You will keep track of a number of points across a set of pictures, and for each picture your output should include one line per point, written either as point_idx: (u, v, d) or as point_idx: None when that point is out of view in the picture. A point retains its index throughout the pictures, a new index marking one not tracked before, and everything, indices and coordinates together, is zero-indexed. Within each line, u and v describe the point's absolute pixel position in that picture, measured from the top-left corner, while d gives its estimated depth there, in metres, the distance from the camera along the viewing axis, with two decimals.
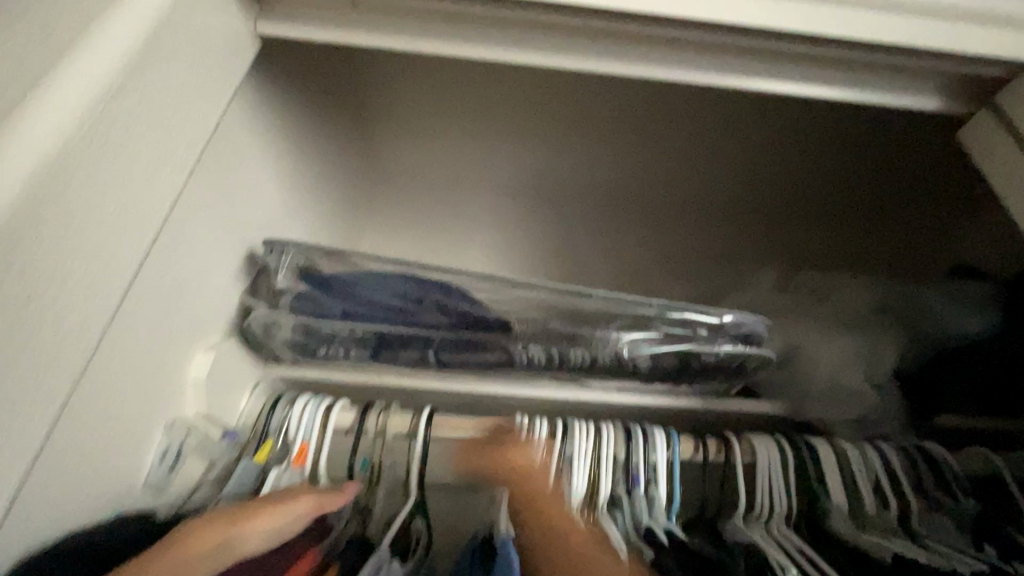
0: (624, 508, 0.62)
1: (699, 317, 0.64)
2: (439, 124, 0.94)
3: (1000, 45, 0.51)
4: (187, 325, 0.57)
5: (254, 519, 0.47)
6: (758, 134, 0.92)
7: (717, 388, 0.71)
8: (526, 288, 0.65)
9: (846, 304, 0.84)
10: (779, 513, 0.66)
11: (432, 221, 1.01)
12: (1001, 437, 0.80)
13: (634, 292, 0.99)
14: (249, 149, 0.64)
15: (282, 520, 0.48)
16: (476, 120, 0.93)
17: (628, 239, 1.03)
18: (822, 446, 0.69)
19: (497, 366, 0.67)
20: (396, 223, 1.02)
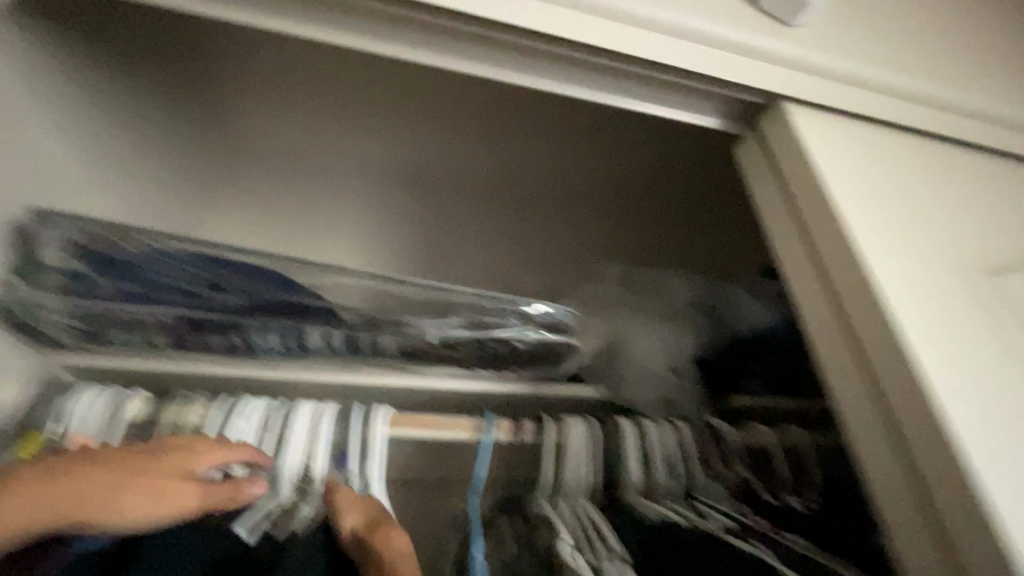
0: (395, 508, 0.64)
1: (508, 306, 0.68)
2: (292, 98, 0.91)
3: (738, 76, 0.60)
4: None
5: (124, 506, 0.47)
6: (595, 138, 1.00)
7: (536, 374, 0.74)
8: (343, 272, 0.65)
9: (665, 298, 0.93)
10: (580, 488, 0.72)
11: (288, 207, 1.00)
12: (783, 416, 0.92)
13: (488, 283, 1.03)
14: (20, 106, 0.58)
15: (152, 512, 0.48)
16: (331, 101, 0.92)
17: (485, 234, 1.05)
18: (626, 426, 0.76)
19: (315, 353, 0.67)
20: (246, 207, 0.98)
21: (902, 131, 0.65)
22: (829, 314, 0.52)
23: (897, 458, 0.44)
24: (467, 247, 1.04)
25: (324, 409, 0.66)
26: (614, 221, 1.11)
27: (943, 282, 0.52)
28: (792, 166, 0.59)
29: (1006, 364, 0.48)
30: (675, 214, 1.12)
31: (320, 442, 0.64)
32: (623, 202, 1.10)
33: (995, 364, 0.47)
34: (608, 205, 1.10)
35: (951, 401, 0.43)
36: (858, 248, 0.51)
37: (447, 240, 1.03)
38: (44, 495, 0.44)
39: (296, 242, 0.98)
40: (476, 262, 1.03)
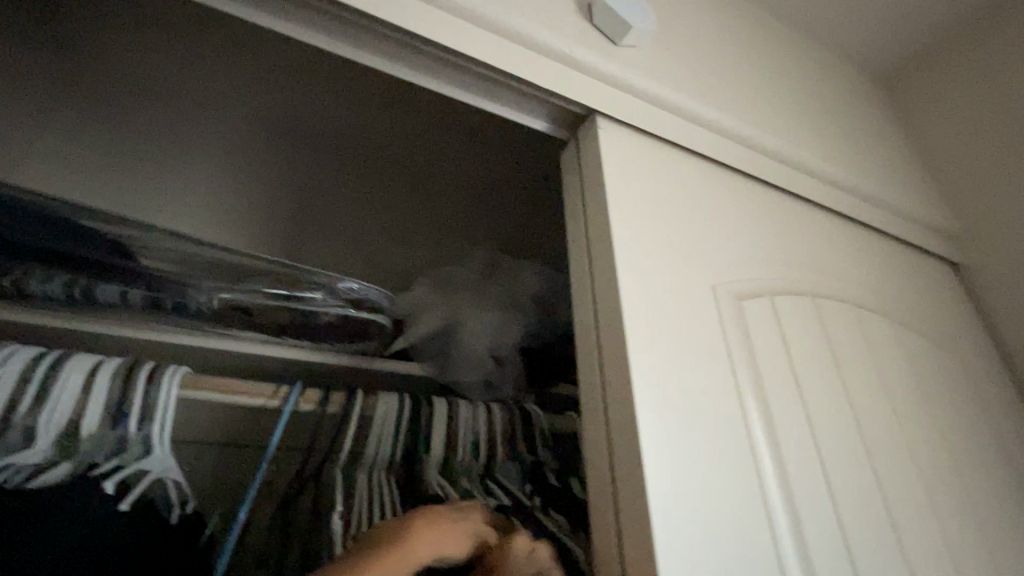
0: (166, 486, 0.61)
1: (313, 278, 0.69)
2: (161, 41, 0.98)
3: (554, 82, 0.62)
4: None
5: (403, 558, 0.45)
6: (449, 119, 1.08)
7: (353, 348, 0.76)
8: (138, 228, 0.64)
9: (510, 287, 0.97)
10: (380, 461, 0.74)
11: (134, 143, 0.97)
12: None
13: (342, 251, 1.03)
14: None
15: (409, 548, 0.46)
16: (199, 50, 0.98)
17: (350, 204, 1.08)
18: (439, 405, 0.79)
19: (101, 307, 0.64)
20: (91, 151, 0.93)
21: (706, 157, 0.70)
22: (590, 321, 0.56)
23: (604, 457, 0.50)
24: (326, 214, 1.05)
25: (102, 366, 0.63)
26: (474, 206, 1.17)
27: (691, 303, 0.57)
28: (591, 177, 0.62)
29: (717, 382, 0.54)
30: (531, 207, 1.20)
31: (91, 398, 0.60)
32: (478, 190, 1.18)
33: (707, 381, 0.54)
34: (468, 191, 1.17)
35: (650, 411, 0.49)
36: (619, 262, 0.55)
37: (305, 203, 1.04)
38: None
39: (137, 182, 0.94)
40: (334, 229, 1.04)
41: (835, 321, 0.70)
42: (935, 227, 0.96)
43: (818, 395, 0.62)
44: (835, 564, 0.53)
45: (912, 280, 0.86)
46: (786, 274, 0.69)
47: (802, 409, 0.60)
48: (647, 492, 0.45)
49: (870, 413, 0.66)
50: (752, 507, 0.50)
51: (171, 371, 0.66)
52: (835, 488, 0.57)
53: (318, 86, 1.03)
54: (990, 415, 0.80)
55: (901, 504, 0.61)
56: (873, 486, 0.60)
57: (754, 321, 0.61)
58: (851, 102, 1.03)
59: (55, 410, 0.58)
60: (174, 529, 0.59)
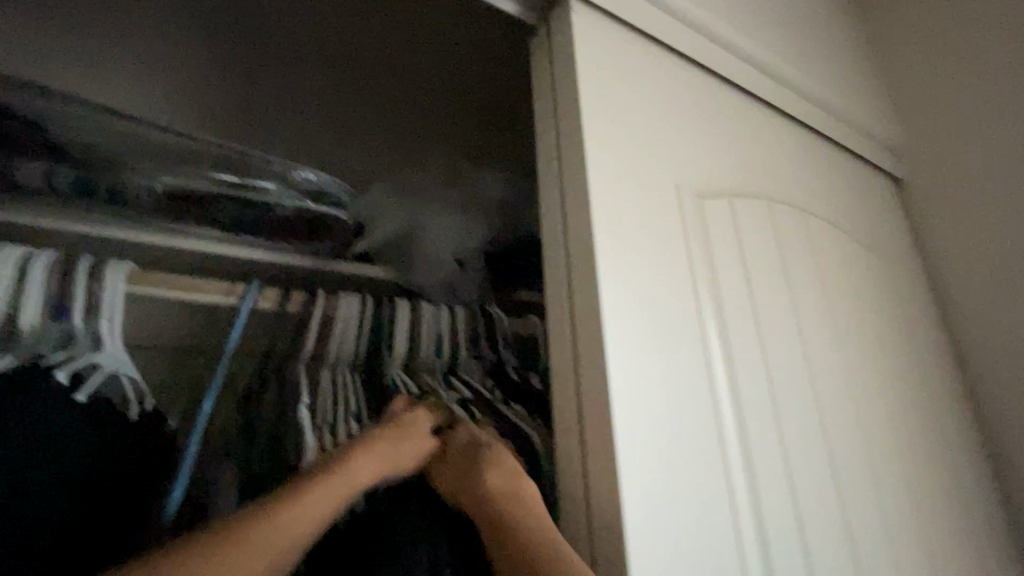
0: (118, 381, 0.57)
1: (263, 166, 0.65)
2: None
3: None
4: None
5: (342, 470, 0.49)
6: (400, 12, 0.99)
7: (312, 249, 0.73)
8: (54, 95, 0.57)
9: (472, 191, 0.94)
10: (343, 359, 0.74)
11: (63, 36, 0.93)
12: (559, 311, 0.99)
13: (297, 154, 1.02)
14: None
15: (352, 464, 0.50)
16: None
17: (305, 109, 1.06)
18: (402, 306, 0.79)
19: (28, 192, 0.60)
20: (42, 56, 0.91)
21: (672, 53, 0.69)
22: (557, 216, 0.56)
23: (567, 344, 0.52)
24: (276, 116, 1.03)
25: (34, 259, 0.58)
26: (433, 109, 1.13)
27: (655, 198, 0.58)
28: (559, 66, 0.60)
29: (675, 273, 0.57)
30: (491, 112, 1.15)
31: (28, 289, 0.57)
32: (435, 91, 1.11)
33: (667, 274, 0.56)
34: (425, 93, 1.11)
35: (612, 299, 0.51)
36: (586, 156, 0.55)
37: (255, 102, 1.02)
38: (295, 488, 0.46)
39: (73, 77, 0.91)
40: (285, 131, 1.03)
41: (786, 224, 0.73)
42: (884, 140, 0.99)
43: (765, 290, 0.67)
44: (766, 433, 0.59)
45: (857, 189, 0.91)
46: (745, 176, 0.71)
47: (750, 302, 0.64)
48: (606, 371, 0.48)
49: (808, 308, 0.72)
50: (700, 385, 0.55)
51: (113, 266, 0.62)
52: (772, 372, 0.63)
53: None
54: (907, 312, 0.89)
55: (825, 385, 0.69)
56: (803, 369, 0.67)
57: (713, 218, 0.63)
58: (818, 8, 1.02)
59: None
60: (130, 426, 0.56)
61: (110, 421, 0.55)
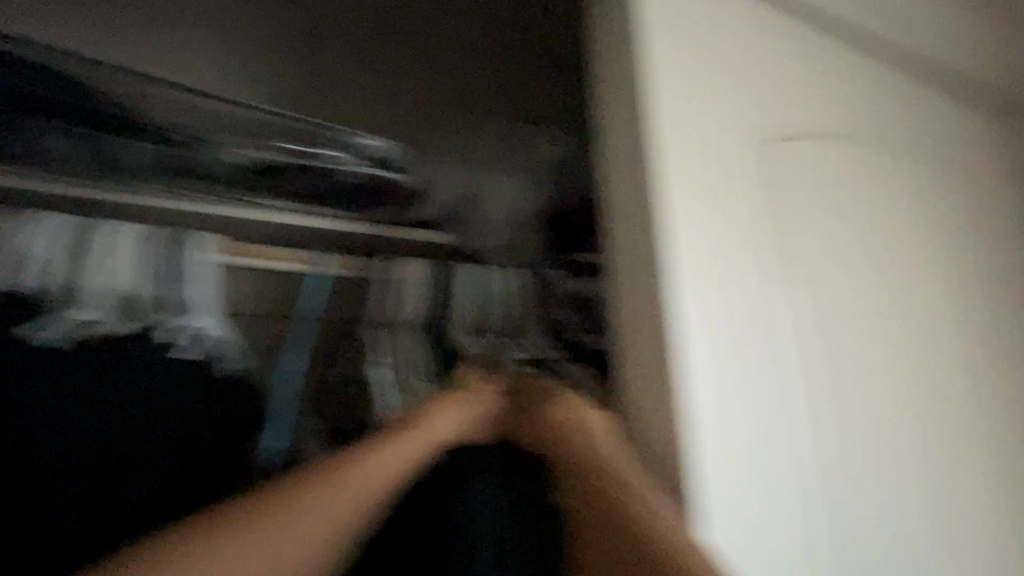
0: (219, 344, 0.64)
1: (331, 134, 0.69)
2: None
3: None
4: None
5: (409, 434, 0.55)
6: None
7: (378, 216, 0.76)
8: (149, 80, 0.63)
9: (534, 152, 0.89)
10: (409, 324, 0.74)
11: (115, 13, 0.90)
12: None
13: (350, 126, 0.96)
14: None
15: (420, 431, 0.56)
16: None
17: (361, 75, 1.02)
18: (465, 272, 0.78)
19: (129, 169, 0.66)
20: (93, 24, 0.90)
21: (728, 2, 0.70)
22: None
23: None
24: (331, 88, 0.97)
25: (142, 235, 0.65)
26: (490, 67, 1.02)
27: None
28: None
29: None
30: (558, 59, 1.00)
31: (140, 263, 0.64)
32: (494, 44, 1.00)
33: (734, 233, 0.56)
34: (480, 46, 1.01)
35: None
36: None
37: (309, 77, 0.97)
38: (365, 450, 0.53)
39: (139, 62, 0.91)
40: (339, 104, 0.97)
41: (855, 164, 0.73)
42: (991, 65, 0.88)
43: (834, 237, 0.69)
44: (826, 375, 0.64)
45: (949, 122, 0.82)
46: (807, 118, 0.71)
47: (817, 250, 0.68)
48: None
49: (881, 249, 0.72)
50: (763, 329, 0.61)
51: (204, 237, 0.67)
52: (840, 317, 0.67)
53: None
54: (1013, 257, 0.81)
55: (897, 327, 0.70)
56: (872, 314, 0.69)
57: (775, 167, 0.67)
58: None
59: (111, 274, 0.62)
60: (242, 379, 0.64)
61: (232, 375, 0.63)
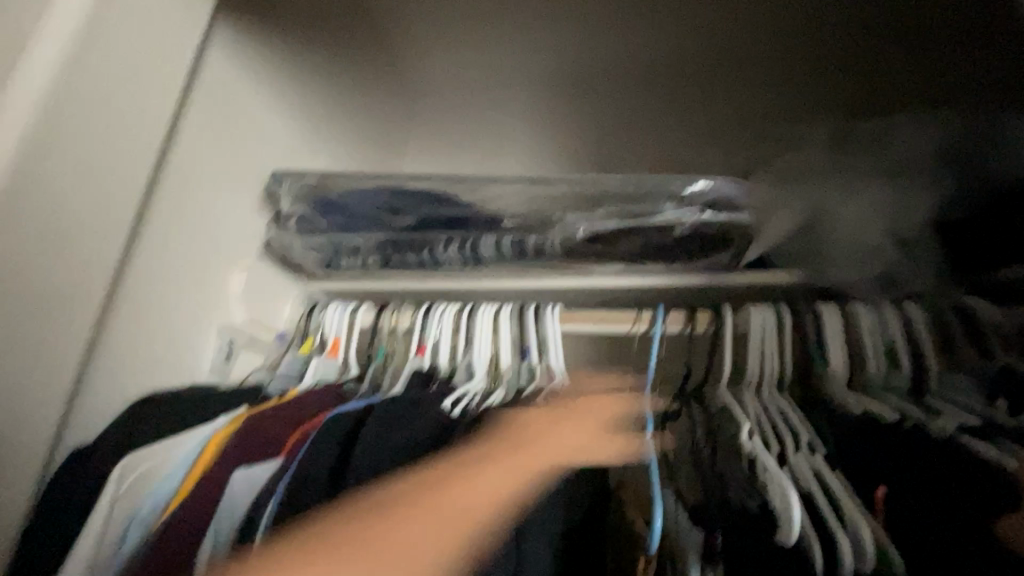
0: None
1: (667, 189, 0.65)
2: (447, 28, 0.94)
3: None
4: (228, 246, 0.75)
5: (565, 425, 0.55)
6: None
7: (715, 262, 0.71)
8: (503, 181, 0.68)
9: (897, 149, 0.69)
10: (768, 376, 0.65)
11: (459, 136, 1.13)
12: None
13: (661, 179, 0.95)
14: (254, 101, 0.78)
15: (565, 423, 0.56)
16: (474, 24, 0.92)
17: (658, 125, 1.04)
18: (829, 313, 0.66)
19: (485, 260, 0.75)
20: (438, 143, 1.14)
21: None
22: None
23: None
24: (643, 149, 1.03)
25: (503, 312, 0.73)
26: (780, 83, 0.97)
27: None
28: None
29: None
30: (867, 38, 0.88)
31: (504, 338, 0.72)
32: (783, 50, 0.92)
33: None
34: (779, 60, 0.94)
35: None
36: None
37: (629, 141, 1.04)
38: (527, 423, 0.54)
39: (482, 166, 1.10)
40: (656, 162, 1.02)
41: None
42: None
43: None
44: None
45: None
46: None
47: None
48: None
49: None
50: None
51: (549, 310, 0.72)
52: None
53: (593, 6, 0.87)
54: None
55: None
56: None
57: None
58: None
59: (483, 351, 0.71)
60: None
61: None
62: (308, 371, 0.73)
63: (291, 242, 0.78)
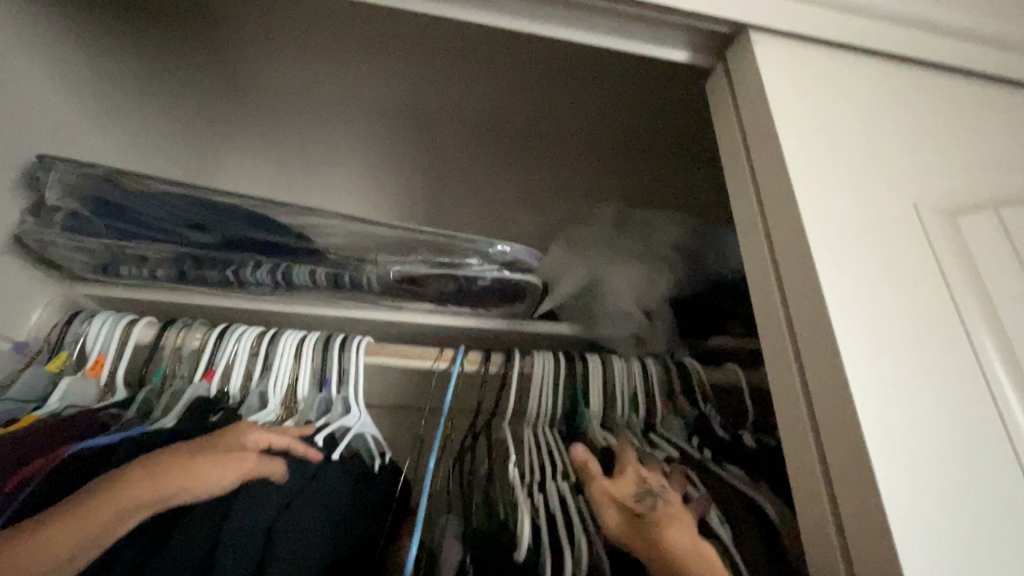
0: (366, 443, 0.67)
1: (470, 245, 0.72)
2: (293, 45, 0.96)
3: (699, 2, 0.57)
4: None
5: (203, 477, 0.48)
6: (554, 88, 1.00)
7: (512, 312, 0.80)
8: (320, 215, 0.71)
9: (654, 238, 0.90)
10: (542, 417, 0.76)
11: (289, 156, 1.05)
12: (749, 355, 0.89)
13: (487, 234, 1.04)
14: (27, 74, 0.68)
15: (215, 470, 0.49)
16: (320, 48, 0.95)
17: (487, 181, 1.10)
18: (593, 363, 0.79)
19: (300, 287, 0.74)
20: (252, 150, 1.04)
21: (879, 58, 0.61)
22: (763, 254, 0.53)
23: (798, 392, 0.47)
24: (473, 202, 1.07)
25: (307, 340, 0.72)
26: (594, 168, 1.13)
27: (882, 211, 0.51)
28: (754, 108, 0.57)
29: (922, 281, 0.49)
30: (637, 150, 1.13)
31: (304, 367, 0.71)
32: (591, 141, 1.11)
33: (910, 292, 0.48)
34: (586, 146, 1.12)
35: (848, 329, 0.45)
36: (795, 176, 0.51)
37: (457, 189, 1.08)
38: (164, 470, 0.48)
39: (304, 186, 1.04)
40: (481, 215, 1.07)
41: None
42: None
43: None
44: None
45: None
46: (1009, 177, 0.56)
47: None
48: (873, 451, 0.40)
49: None
50: (973, 410, 0.44)
51: (354, 343, 0.73)
52: None
53: (430, 65, 0.98)
54: None
55: None
56: None
57: (972, 237, 0.52)
58: None
59: (280, 376, 0.70)
60: (388, 484, 0.62)
61: (375, 478, 0.61)
62: (55, 391, 0.63)
63: (55, 241, 0.68)
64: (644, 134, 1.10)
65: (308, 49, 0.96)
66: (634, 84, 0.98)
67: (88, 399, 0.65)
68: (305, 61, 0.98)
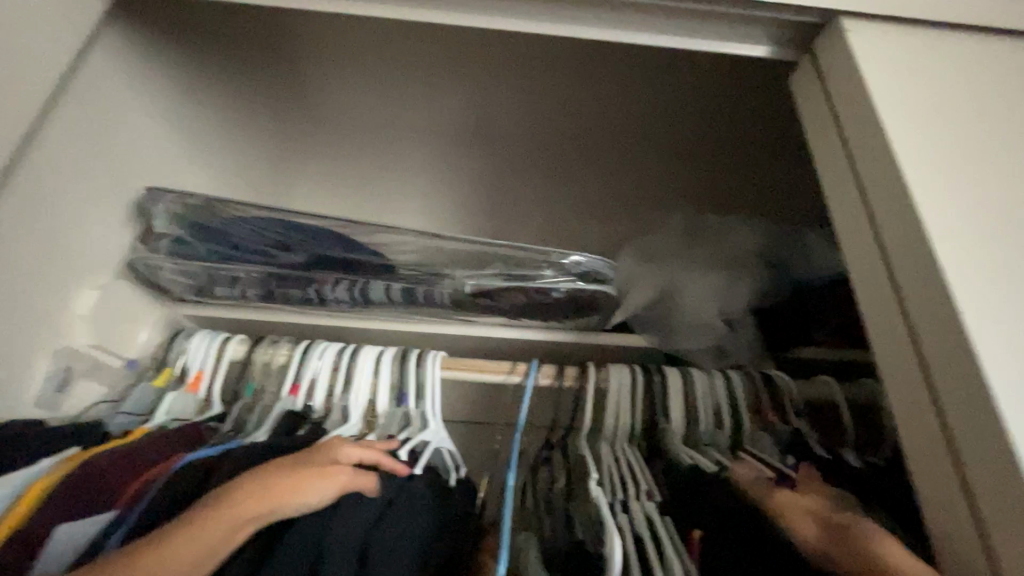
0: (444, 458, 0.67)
1: (544, 257, 0.72)
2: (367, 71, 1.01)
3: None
4: (86, 266, 0.69)
5: (303, 491, 0.49)
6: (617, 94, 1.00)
7: (584, 324, 0.80)
8: (396, 232, 0.73)
9: (731, 244, 0.86)
10: (620, 433, 0.73)
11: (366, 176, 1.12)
12: (844, 368, 0.82)
13: None
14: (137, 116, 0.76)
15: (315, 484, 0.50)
16: (393, 72, 1.00)
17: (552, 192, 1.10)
18: (672, 375, 0.76)
19: (377, 303, 0.76)
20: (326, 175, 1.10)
21: (995, 36, 0.55)
22: (872, 257, 0.49)
23: (925, 409, 0.42)
24: (538, 213, 1.08)
25: (385, 355, 0.74)
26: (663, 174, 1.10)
27: (1014, 206, 0.45)
28: (849, 99, 0.53)
29: None
30: (708, 152, 1.09)
31: (383, 382, 0.72)
32: (659, 147, 1.09)
33: None
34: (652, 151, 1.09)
35: (984, 340, 0.39)
36: (905, 173, 0.46)
37: (523, 201, 1.09)
38: (268, 482, 0.48)
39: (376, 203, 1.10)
40: (547, 226, 1.06)
41: None
42: None
43: None
44: None
45: None
46: None
47: None
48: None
49: None
50: None
51: (429, 357, 0.73)
52: None
53: (494, 82, 0.99)
54: None
55: None
56: None
57: None
58: None
59: (360, 391, 0.71)
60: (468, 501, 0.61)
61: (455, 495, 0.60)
62: (161, 406, 0.68)
63: (161, 266, 0.74)
64: (714, 136, 1.06)
65: (380, 74, 1.01)
66: (702, 85, 0.96)
67: (188, 413, 0.70)
68: (378, 85, 1.03)
